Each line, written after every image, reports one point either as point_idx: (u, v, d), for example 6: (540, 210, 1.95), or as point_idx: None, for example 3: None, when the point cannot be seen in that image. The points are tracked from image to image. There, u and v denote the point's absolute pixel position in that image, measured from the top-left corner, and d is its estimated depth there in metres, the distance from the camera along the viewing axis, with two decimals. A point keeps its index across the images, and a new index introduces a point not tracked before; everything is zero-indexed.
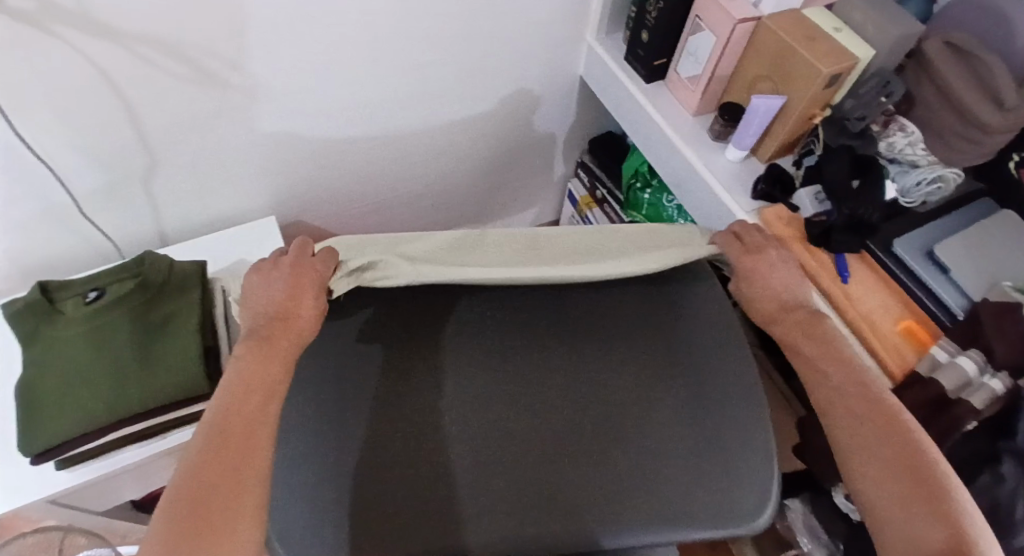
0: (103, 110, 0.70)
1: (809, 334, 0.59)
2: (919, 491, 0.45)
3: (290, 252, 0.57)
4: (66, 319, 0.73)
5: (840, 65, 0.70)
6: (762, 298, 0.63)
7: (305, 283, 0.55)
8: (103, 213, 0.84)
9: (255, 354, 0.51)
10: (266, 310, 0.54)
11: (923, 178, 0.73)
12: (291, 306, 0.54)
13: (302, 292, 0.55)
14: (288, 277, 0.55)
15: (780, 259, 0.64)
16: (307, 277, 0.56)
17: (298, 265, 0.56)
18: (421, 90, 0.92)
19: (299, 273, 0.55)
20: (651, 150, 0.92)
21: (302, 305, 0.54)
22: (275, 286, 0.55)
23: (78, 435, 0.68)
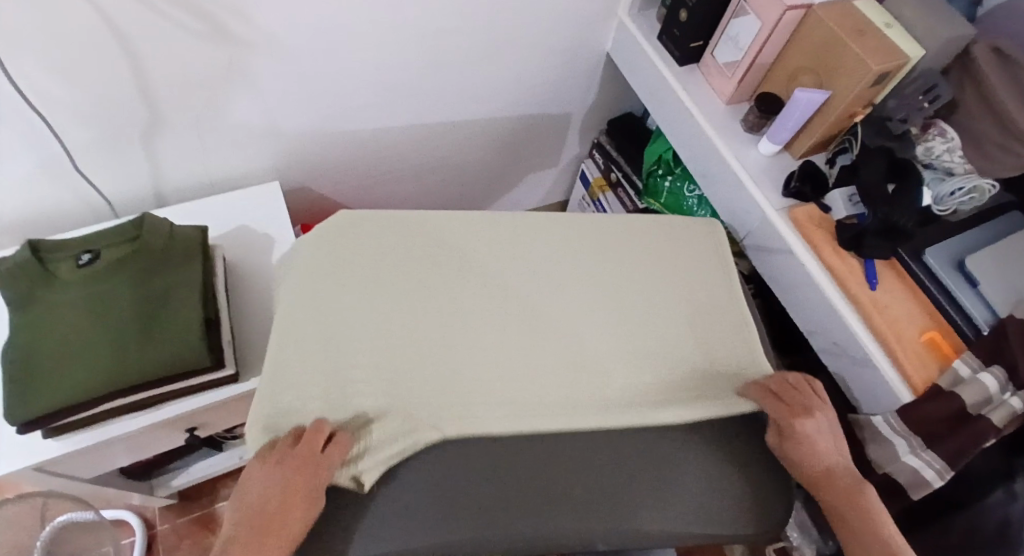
0: (107, 62, 0.65)
1: (851, 503, 0.55)
2: None
3: (305, 440, 0.49)
4: (61, 282, 0.68)
5: (891, 63, 0.66)
6: (808, 463, 0.57)
7: (307, 479, 0.48)
8: (99, 170, 0.79)
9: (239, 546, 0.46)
10: (259, 502, 0.48)
11: (958, 188, 0.70)
12: (280, 508, 0.47)
13: (298, 493, 0.48)
14: (297, 476, 0.48)
15: (825, 423, 0.58)
16: (302, 479, 0.48)
17: (308, 464, 0.48)
18: (443, 59, 0.87)
19: (308, 471, 0.48)
20: (678, 136, 0.89)
21: (294, 510, 0.48)
22: (281, 480, 0.48)
23: (70, 406, 0.64)
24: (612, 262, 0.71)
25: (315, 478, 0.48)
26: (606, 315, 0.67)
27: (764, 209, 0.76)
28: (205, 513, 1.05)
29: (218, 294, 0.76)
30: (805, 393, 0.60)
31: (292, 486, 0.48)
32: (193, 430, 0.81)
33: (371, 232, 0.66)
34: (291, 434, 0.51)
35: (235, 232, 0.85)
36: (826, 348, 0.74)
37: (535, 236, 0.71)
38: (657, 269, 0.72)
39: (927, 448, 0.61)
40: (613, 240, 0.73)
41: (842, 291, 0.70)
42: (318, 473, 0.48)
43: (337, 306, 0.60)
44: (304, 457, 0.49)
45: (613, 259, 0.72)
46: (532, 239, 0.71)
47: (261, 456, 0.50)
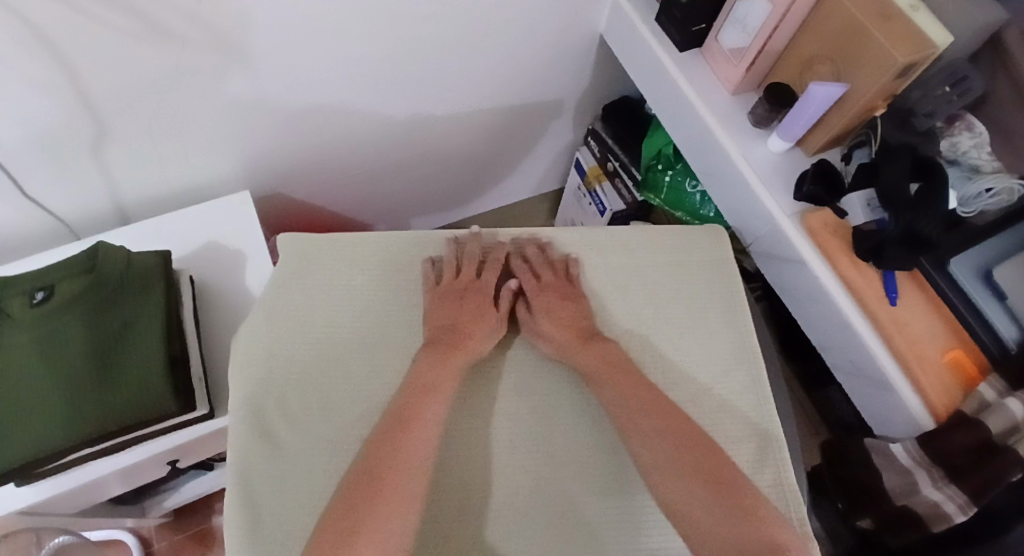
0: (38, 77, 0.58)
1: (615, 371, 0.62)
2: (698, 492, 0.52)
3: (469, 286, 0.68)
4: (11, 322, 0.62)
5: (919, 53, 0.58)
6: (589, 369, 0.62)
7: (466, 297, 0.67)
8: (48, 189, 0.72)
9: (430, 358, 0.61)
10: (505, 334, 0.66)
11: (986, 189, 0.63)
12: (470, 321, 0.65)
13: (474, 304, 0.67)
14: (467, 325, 0.65)
15: (559, 305, 0.67)
16: (477, 299, 0.67)
17: (471, 289, 0.68)
18: (419, 48, 0.79)
19: (473, 296, 0.68)
20: (680, 129, 0.82)
21: (470, 310, 0.66)
22: (428, 368, 0.61)
23: (34, 458, 0.59)
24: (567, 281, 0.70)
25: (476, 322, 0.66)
26: (527, 416, 0.63)
27: (774, 214, 0.70)
28: (200, 528, 1.03)
29: (186, 326, 0.71)
30: (559, 286, 0.69)
31: (465, 313, 0.65)
32: (174, 462, 0.77)
33: (302, 322, 0.66)
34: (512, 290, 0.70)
35: (204, 249, 0.79)
36: (840, 365, 0.69)
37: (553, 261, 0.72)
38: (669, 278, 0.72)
39: (948, 482, 0.57)
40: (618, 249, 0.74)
41: (859, 307, 0.65)
42: (477, 293, 0.68)
43: (314, 301, 0.67)
44: (474, 299, 0.67)
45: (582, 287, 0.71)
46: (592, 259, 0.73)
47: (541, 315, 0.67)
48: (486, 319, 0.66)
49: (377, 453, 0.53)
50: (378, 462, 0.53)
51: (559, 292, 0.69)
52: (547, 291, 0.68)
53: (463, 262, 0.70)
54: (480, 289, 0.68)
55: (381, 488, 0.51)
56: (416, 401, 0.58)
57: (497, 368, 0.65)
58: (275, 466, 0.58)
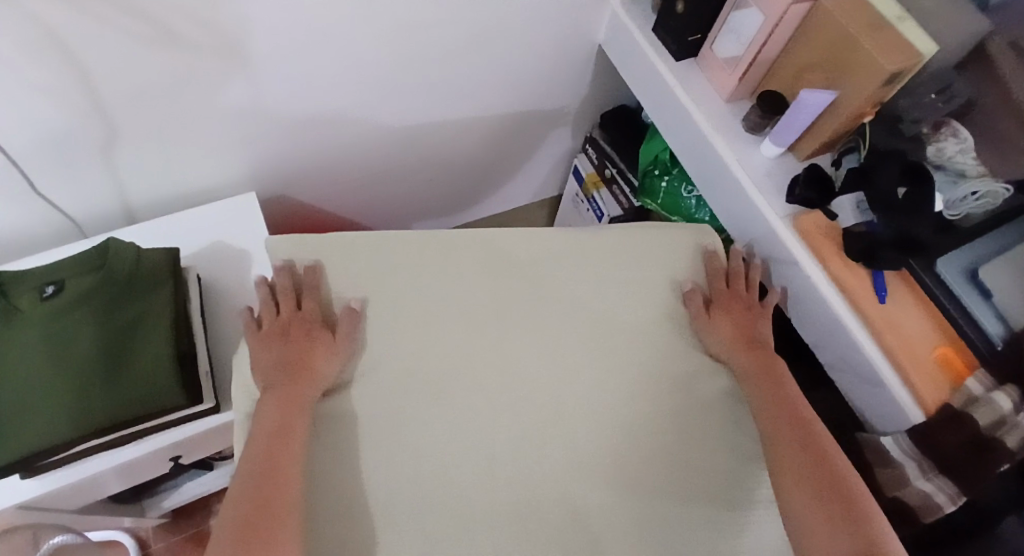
0: (53, 78, 0.60)
1: (772, 379, 0.65)
2: (825, 503, 0.51)
3: (298, 314, 0.65)
4: (20, 316, 0.63)
5: (905, 62, 0.61)
6: (756, 383, 0.65)
7: (296, 327, 0.64)
8: (59, 189, 0.74)
9: (289, 382, 0.60)
10: (291, 355, 0.62)
11: (971, 193, 0.65)
12: (300, 350, 0.62)
13: (298, 329, 0.64)
14: (301, 355, 0.62)
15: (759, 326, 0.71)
16: (302, 327, 0.64)
17: (298, 322, 0.64)
18: (423, 56, 0.82)
19: (296, 329, 0.64)
20: (676, 136, 0.84)
21: (303, 343, 0.63)
22: (273, 412, 0.57)
23: (43, 450, 0.60)
24: (574, 301, 0.71)
25: (311, 352, 0.62)
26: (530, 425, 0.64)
27: (769, 217, 0.73)
28: (198, 529, 1.03)
29: (194, 322, 0.72)
30: (744, 302, 0.72)
31: (301, 345, 0.63)
32: (177, 459, 0.77)
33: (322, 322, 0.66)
34: (315, 307, 0.66)
35: (211, 249, 0.81)
36: (833, 364, 0.71)
37: (483, 267, 0.72)
38: (621, 296, 0.72)
39: (938, 473, 0.59)
40: (505, 255, 0.73)
41: (850, 306, 0.67)
42: (316, 330, 0.64)
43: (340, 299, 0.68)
44: (303, 332, 0.64)
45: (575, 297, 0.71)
46: (488, 277, 0.71)
47: (260, 344, 0.63)
48: (325, 346, 0.63)
49: (253, 478, 0.51)
50: (255, 479, 0.51)
51: (393, 302, 0.68)
52: (723, 306, 0.71)
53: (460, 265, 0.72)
54: (306, 319, 0.65)
55: (264, 522, 0.48)
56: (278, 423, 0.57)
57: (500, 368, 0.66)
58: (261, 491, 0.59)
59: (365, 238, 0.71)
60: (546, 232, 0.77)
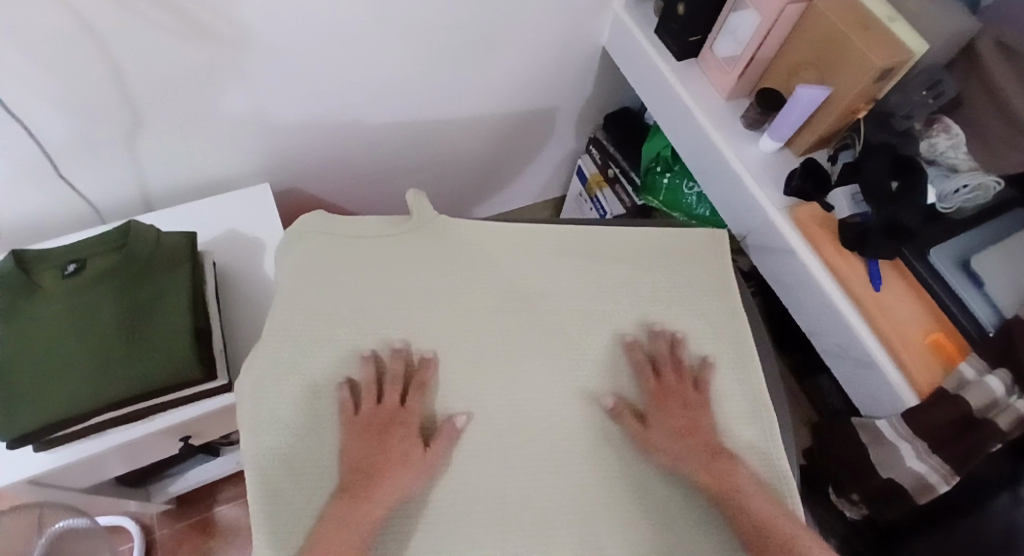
0: (82, 65, 0.63)
1: (728, 484, 0.52)
2: None
3: (387, 396, 0.56)
4: (44, 293, 0.66)
5: (895, 58, 0.64)
6: (739, 493, 0.51)
7: (385, 424, 0.54)
8: (82, 175, 0.76)
9: (351, 497, 0.50)
10: (363, 460, 0.52)
11: (963, 185, 0.67)
12: (382, 453, 0.52)
13: (384, 431, 0.54)
14: (383, 458, 0.52)
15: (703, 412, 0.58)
16: (393, 429, 0.54)
17: (393, 422, 0.55)
18: (432, 56, 0.85)
19: (394, 430, 0.54)
20: (676, 132, 0.87)
21: (392, 444, 0.53)
22: (331, 524, 0.48)
23: (62, 420, 0.62)
24: (570, 273, 0.66)
25: (395, 461, 0.52)
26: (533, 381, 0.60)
27: (765, 208, 0.75)
28: (202, 517, 1.04)
29: (209, 302, 0.74)
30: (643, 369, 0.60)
31: (387, 446, 0.53)
32: (187, 438, 0.79)
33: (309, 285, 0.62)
34: (398, 392, 0.57)
35: (224, 236, 0.83)
36: (829, 351, 0.73)
37: (471, 304, 0.64)
38: (615, 297, 0.66)
39: (932, 453, 0.60)
40: (483, 280, 0.65)
41: (845, 292, 0.69)
42: (405, 427, 0.54)
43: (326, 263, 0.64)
44: (397, 438, 0.54)
45: (569, 272, 0.67)
46: (480, 277, 0.65)
47: (347, 440, 0.54)
48: (413, 463, 0.52)
49: None
50: None
51: (383, 258, 0.65)
52: (665, 389, 0.59)
53: (439, 229, 0.68)
54: (404, 421, 0.55)
55: None
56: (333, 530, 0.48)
57: (502, 329, 0.62)
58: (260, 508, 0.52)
59: (375, 247, 0.65)
60: (544, 229, 0.69)
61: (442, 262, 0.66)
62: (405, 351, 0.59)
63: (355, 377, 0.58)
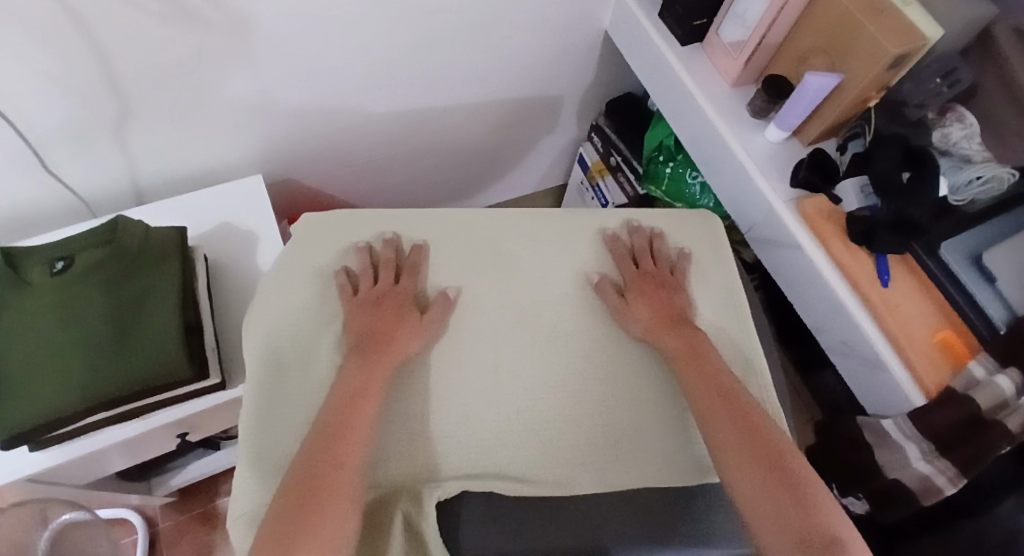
0: (68, 55, 0.61)
1: (688, 357, 0.58)
2: (778, 496, 0.45)
3: (382, 277, 0.62)
4: (32, 290, 0.65)
5: (909, 45, 0.61)
6: (695, 356, 0.58)
7: (385, 298, 0.60)
8: (71, 167, 0.75)
9: (364, 352, 0.56)
10: (371, 325, 0.58)
11: (976, 177, 0.65)
12: (386, 323, 0.58)
13: (390, 302, 0.60)
14: (384, 326, 0.58)
15: (675, 299, 0.64)
16: (396, 302, 0.60)
17: (391, 295, 0.61)
18: (430, 41, 0.82)
19: (390, 302, 0.60)
20: (680, 121, 0.85)
21: (394, 313, 0.59)
22: (350, 379, 0.53)
23: (53, 421, 0.61)
24: (574, 237, 0.69)
25: (396, 328, 0.58)
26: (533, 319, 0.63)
27: (772, 201, 0.73)
28: (204, 509, 1.05)
29: (201, 299, 0.73)
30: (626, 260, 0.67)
31: (386, 310, 0.59)
32: (184, 434, 0.79)
33: (320, 249, 0.65)
34: (389, 274, 0.63)
35: (217, 229, 0.82)
36: (834, 348, 0.71)
37: (470, 264, 0.66)
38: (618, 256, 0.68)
39: (938, 455, 0.59)
40: (479, 252, 0.67)
41: (852, 291, 0.67)
42: (398, 298, 0.61)
43: (341, 232, 0.66)
44: (397, 310, 0.59)
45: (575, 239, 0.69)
46: (488, 239, 0.68)
47: (350, 311, 0.60)
48: (410, 323, 0.59)
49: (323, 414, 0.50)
50: (309, 460, 0.46)
51: (393, 224, 0.68)
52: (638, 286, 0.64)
53: (445, 220, 0.68)
54: (402, 297, 0.61)
55: (313, 495, 0.44)
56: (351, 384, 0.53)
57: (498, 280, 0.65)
58: (268, 396, 0.56)
59: (385, 213, 0.69)
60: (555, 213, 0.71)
61: (442, 230, 0.68)
62: (395, 243, 0.65)
63: (353, 266, 0.64)
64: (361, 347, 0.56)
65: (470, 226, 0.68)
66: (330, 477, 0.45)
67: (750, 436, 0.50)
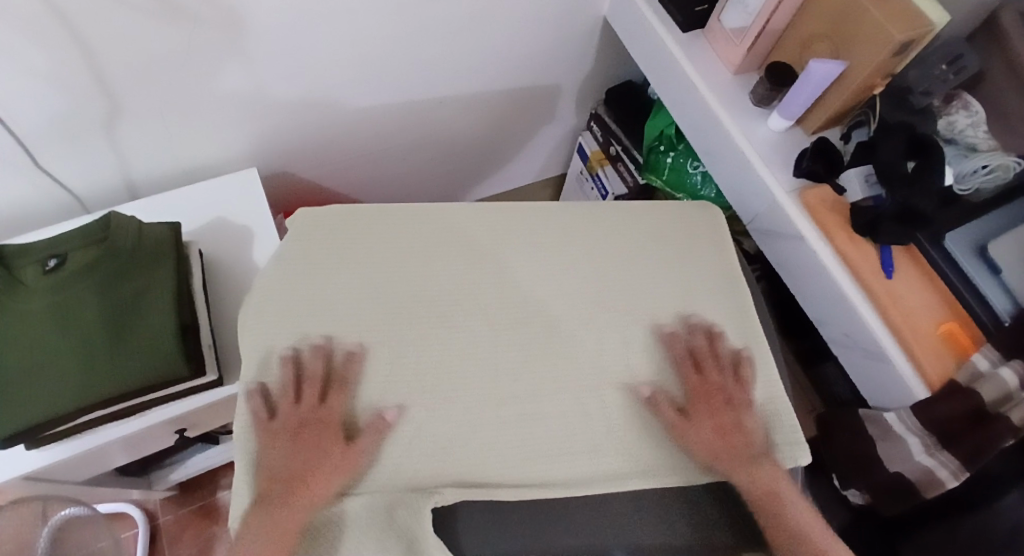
0: (55, 51, 0.59)
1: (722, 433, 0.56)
2: None
3: (307, 388, 0.55)
4: (25, 290, 0.64)
5: (916, 31, 0.60)
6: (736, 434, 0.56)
7: (320, 426, 0.53)
8: (62, 162, 0.73)
9: (293, 445, 0.52)
10: (286, 465, 0.51)
11: (981, 166, 0.64)
12: (298, 458, 0.51)
13: (303, 430, 0.53)
14: (305, 466, 0.51)
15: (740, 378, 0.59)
16: (313, 434, 0.52)
17: (311, 420, 0.53)
18: (424, 30, 0.80)
19: (311, 429, 0.53)
20: (681, 110, 0.83)
21: (323, 444, 0.52)
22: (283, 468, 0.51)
23: (49, 421, 0.61)
24: (600, 239, 0.68)
25: (319, 462, 0.51)
26: (545, 330, 0.61)
27: (774, 191, 0.72)
28: (204, 503, 1.05)
29: (196, 296, 0.72)
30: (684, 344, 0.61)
31: (301, 439, 0.52)
32: (183, 431, 0.78)
33: (326, 244, 0.63)
34: (312, 379, 0.55)
35: (211, 224, 0.81)
36: (836, 340, 0.71)
37: (464, 262, 0.65)
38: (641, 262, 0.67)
39: (940, 447, 0.58)
40: (470, 249, 0.65)
41: (855, 281, 0.66)
42: (324, 423, 0.53)
43: (349, 230, 0.64)
44: (328, 433, 0.53)
45: (592, 237, 0.68)
46: (485, 235, 0.67)
47: (273, 441, 0.53)
48: (335, 460, 0.51)
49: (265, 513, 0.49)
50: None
51: (390, 220, 0.66)
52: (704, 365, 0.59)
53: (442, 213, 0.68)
54: (330, 413, 0.54)
55: None
56: (310, 461, 0.51)
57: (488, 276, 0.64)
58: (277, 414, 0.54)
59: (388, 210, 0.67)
60: (556, 208, 0.70)
61: (433, 225, 0.67)
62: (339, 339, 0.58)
63: (274, 384, 0.56)
64: (288, 466, 0.51)
65: (462, 223, 0.67)
66: None
67: (772, 517, 0.52)
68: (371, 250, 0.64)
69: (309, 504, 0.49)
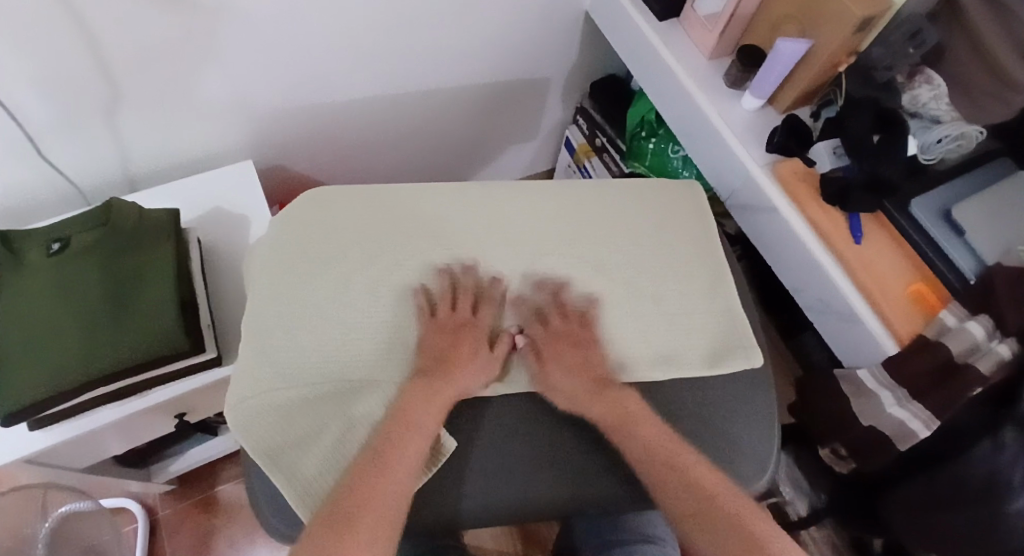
0: (56, 40, 0.62)
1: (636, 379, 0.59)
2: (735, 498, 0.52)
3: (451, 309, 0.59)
4: (29, 272, 0.66)
5: (873, 8, 0.64)
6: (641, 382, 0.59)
7: (459, 331, 0.58)
8: (64, 153, 0.76)
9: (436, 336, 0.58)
10: (436, 350, 0.57)
11: (944, 136, 0.67)
12: (454, 348, 0.57)
13: (459, 334, 0.58)
14: (451, 350, 0.57)
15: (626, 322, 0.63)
16: (471, 336, 0.58)
17: (455, 327, 0.58)
18: (410, 22, 0.83)
19: (467, 332, 0.58)
20: (660, 95, 0.87)
21: (467, 344, 0.58)
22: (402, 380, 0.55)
23: (50, 397, 0.62)
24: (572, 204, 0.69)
25: (461, 359, 0.57)
26: (571, 261, 0.65)
27: (748, 166, 0.75)
28: (204, 495, 1.06)
29: (195, 278, 0.74)
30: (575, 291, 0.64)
31: (447, 343, 0.57)
32: (182, 414, 0.80)
33: (323, 217, 0.64)
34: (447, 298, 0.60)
35: (209, 213, 0.84)
36: (813, 307, 0.73)
37: (451, 227, 0.65)
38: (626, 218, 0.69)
39: (912, 400, 0.60)
40: (458, 215, 0.66)
41: (827, 248, 0.69)
42: (473, 332, 0.59)
43: (340, 204, 0.65)
44: (471, 336, 0.58)
45: (569, 204, 0.69)
46: (463, 206, 0.67)
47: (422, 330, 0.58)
48: (480, 357, 0.58)
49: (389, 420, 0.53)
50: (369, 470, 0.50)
51: (379, 195, 0.67)
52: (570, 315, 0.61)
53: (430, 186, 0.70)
54: (473, 325, 0.59)
55: (370, 499, 0.48)
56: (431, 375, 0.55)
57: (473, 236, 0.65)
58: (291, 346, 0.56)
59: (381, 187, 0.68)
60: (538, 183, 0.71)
61: (420, 197, 0.68)
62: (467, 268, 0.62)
63: (433, 287, 0.60)
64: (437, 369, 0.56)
65: (448, 193, 0.69)
66: (390, 481, 0.49)
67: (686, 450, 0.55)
68: (363, 219, 0.64)
69: (449, 396, 0.55)
